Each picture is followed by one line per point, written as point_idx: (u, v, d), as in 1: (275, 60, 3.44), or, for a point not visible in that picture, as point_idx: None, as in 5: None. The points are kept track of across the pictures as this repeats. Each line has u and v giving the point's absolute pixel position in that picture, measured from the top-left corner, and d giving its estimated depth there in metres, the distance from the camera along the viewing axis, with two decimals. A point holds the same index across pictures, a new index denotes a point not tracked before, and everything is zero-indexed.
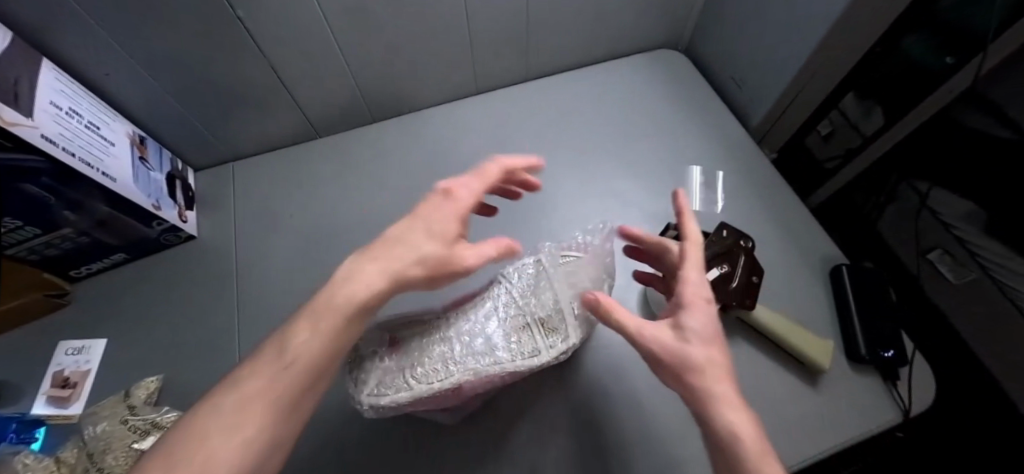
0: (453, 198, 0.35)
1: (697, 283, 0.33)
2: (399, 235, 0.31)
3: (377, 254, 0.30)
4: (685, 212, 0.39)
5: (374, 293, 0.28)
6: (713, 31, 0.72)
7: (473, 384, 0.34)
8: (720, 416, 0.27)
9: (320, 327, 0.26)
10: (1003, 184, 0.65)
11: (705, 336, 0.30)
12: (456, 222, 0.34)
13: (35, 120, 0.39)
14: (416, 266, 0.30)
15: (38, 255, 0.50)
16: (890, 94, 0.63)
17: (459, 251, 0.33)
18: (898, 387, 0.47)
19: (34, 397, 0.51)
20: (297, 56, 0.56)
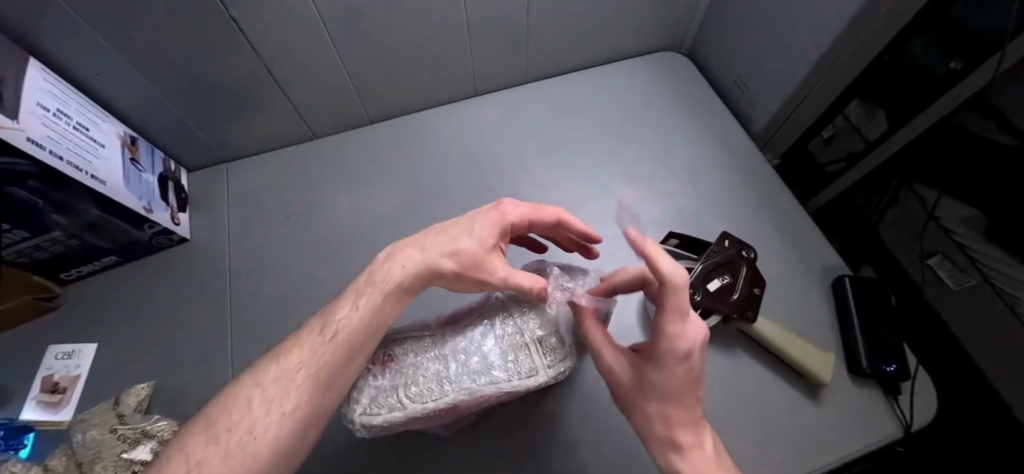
0: (501, 210, 0.38)
1: (670, 342, 0.29)
2: (442, 229, 0.36)
3: (420, 242, 0.35)
4: (653, 253, 0.30)
5: (408, 272, 0.33)
6: (717, 34, 0.71)
7: (467, 403, 0.33)
8: (671, 459, 0.31)
9: (360, 304, 0.31)
10: (1004, 185, 0.64)
11: (667, 394, 0.30)
12: (496, 230, 0.36)
13: (20, 123, 0.38)
14: (449, 259, 0.33)
15: (28, 258, 0.48)
16: (891, 98, 0.62)
17: (493, 257, 0.34)
18: (899, 400, 0.47)
19: (23, 402, 0.50)
20: (292, 56, 0.55)
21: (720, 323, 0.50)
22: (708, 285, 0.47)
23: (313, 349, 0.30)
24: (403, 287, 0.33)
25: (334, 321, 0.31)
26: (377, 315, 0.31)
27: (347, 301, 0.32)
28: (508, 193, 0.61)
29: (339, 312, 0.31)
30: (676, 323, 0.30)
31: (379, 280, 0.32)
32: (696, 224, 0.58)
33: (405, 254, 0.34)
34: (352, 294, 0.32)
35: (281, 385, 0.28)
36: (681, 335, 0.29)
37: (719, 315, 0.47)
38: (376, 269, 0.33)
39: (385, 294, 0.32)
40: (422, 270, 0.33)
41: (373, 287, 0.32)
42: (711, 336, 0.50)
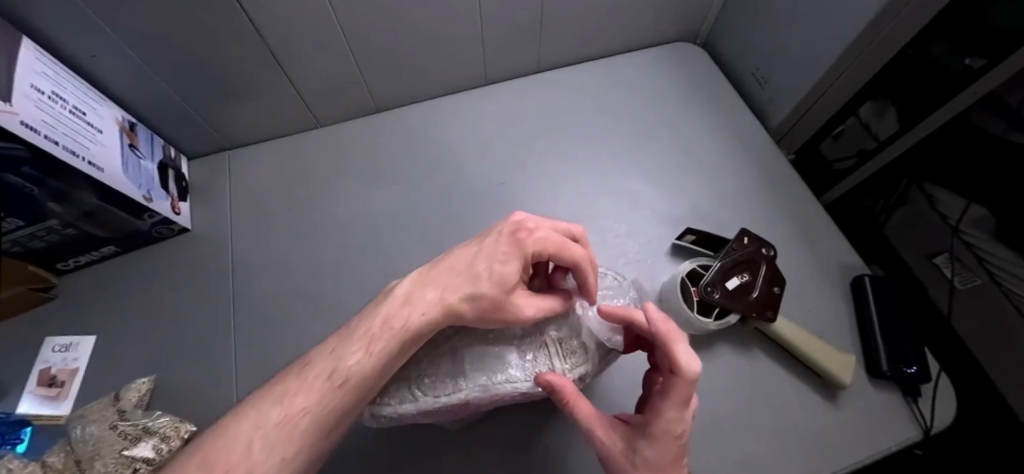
0: (524, 236, 0.35)
1: (669, 425, 0.30)
2: (461, 267, 0.34)
3: (435, 277, 0.34)
4: (676, 339, 0.30)
5: (427, 319, 0.31)
6: (734, 24, 0.68)
7: (478, 401, 0.32)
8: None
9: (373, 350, 0.30)
10: (1005, 185, 0.63)
11: (655, 470, 0.30)
12: (516, 265, 0.34)
13: (13, 105, 0.36)
14: (467, 303, 0.32)
15: (22, 247, 0.47)
16: (903, 95, 0.60)
17: (516, 299, 0.33)
18: (919, 404, 0.46)
19: (19, 396, 0.48)
20: (296, 39, 0.52)
21: (736, 322, 0.49)
22: (726, 283, 0.46)
23: (319, 396, 0.29)
24: (420, 335, 0.31)
25: (344, 365, 0.29)
26: (392, 359, 0.30)
27: (360, 343, 0.30)
28: (518, 187, 0.60)
29: (350, 355, 0.30)
30: (676, 408, 0.30)
31: (397, 326, 0.31)
32: (712, 221, 0.57)
33: (422, 298, 0.32)
34: (365, 337, 0.31)
35: (280, 432, 0.27)
36: (679, 418, 0.30)
37: (736, 315, 0.46)
38: (393, 315, 0.31)
39: (401, 342, 0.31)
40: (441, 314, 0.32)
41: (391, 333, 0.31)
42: (728, 335, 0.49)
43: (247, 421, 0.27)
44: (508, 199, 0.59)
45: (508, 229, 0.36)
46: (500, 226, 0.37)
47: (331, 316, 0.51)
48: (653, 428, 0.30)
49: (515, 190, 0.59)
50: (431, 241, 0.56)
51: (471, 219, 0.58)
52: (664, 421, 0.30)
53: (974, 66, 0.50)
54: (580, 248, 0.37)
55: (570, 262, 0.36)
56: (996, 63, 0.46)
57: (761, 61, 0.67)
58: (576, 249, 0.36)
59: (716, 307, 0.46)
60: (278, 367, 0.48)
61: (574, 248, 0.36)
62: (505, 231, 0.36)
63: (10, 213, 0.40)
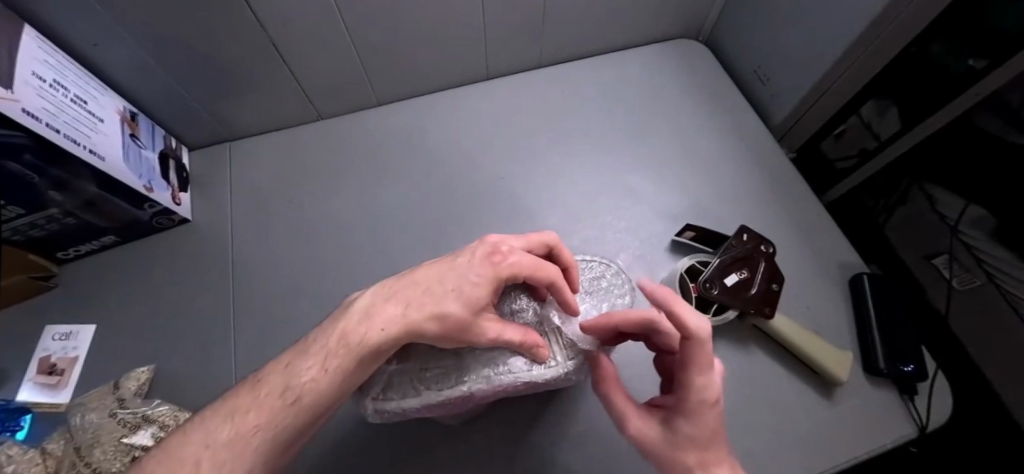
0: (498, 260, 0.34)
1: (701, 394, 0.30)
2: (425, 285, 0.33)
3: (399, 293, 0.33)
4: (677, 305, 0.29)
5: (386, 335, 0.30)
6: (738, 21, 0.68)
7: (481, 394, 0.32)
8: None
9: (328, 367, 0.29)
10: (1005, 183, 0.64)
11: (701, 441, 0.30)
12: (488, 288, 0.33)
13: (15, 92, 0.36)
14: (432, 322, 0.31)
15: (24, 236, 0.47)
16: (906, 94, 0.59)
17: (481, 320, 0.32)
18: (915, 401, 0.46)
19: (19, 383, 0.49)
20: (298, 33, 0.52)
21: (735, 318, 0.49)
22: (725, 279, 0.46)
23: (270, 414, 0.28)
24: (377, 352, 0.30)
25: (297, 383, 0.29)
26: (348, 376, 0.29)
27: (315, 359, 0.30)
28: (519, 184, 0.60)
29: (303, 372, 0.29)
30: (702, 375, 0.30)
31: (353, 342, 0.30)
32: (712, 218, 0.57)
33: (382, 313, 0.31)
34: (320, 353, 0.30)
35: (232, 446, 0.27)
36: (708, 384, 0.30)
37: (735, 311, 0.46)
38: (350, 330, 0.30)
39: (357, 358, 0.30)
40: (402, 333, 0.30)
41: (347, 349, 0.30)
42: (726, 332, 0.49)
43: (223, 427, 0.28)
44: (508, 194, 0.59)
45: (484, 248, 0.35)
46: (476, 247, 0.36)
47: (330, 309, 0.51)
48: (684, 399, 0.31)
49: (516, 186, 0.59)
50: (430, 236, 0.56)
51: (471, 214, 0.58)
52: (695, 391, 0.30)
53: (976, 67, 0.50)
54: (556, 268, 0.36)
55: (546, 281, 0.35)
56: (998, 65, 0.47)
57: (763, 58, 0.66)
58: (551, 268, 0.35)
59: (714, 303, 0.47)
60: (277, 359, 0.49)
61: (548, 268, 0.35)
62: (480, 249, 0.35)
63: (10, 200, 0.40)
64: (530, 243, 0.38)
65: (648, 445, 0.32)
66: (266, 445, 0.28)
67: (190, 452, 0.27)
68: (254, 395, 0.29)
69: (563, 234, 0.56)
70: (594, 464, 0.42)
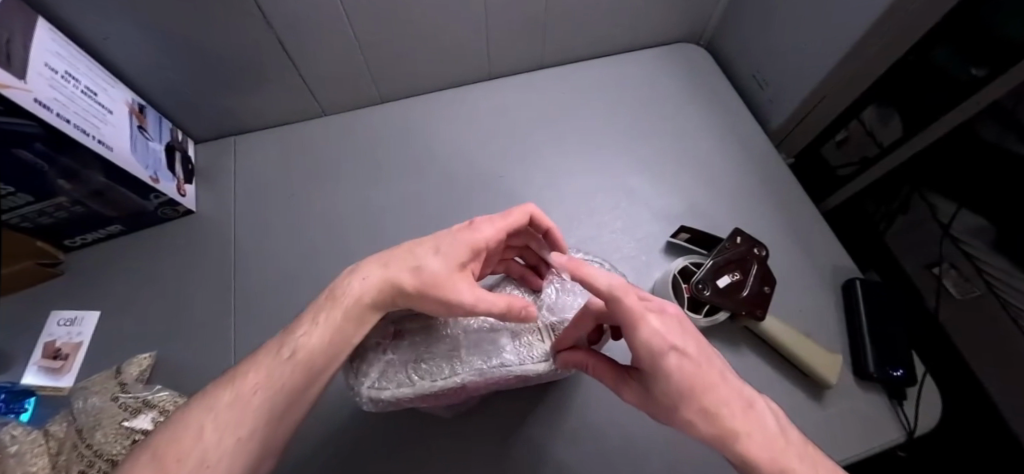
0: (473, 228, 0.37)
1: (649, 351, 0.28)
2: (406, 249, 0.36)
3: (387, 259, 0.35)
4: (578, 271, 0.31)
5: (368, 287, 0.33)
6: (739, 26, 0.69)
7: (475, 384, 0.33)
8: (743, 450, 0.26)
9: (318, 320, 0.32)
10: (1004, 191, 0.66)
11: (683, 394, 0.27)
12: (466, 249, 0.35)
13: (29, 83, 0.38)
14: (409, 276, 0.33)
15: (32, 223, 0.49)
16: (907, 101, 0.60)
17: (456, 278, 0.33)
18: (904, 407, 0.46)
19: (24, 367, 0.50)
20: (305, 31, 0.54)
21: (727, 320, 0.50)
22: (717, 281, 0.47)
23: (269, 370, 0.30)
24: (360, 306, 0.32)
25: (292, 340, 0.31)
26: (336, 331, 0.32)
27: (308, 319, 0.32)
28: (517, 182, 0.60)
29: (297, 331, 0.32)
30: (636, 334, 0.28)
31: (345, 300, 0.32)
32: (708, 221, 0.57)
33: (366, 274, 0.34)
34: (313, 311, 0.33)
35: (234, 408, 0.28)
36: (648, 341, 0.27)
37: (726, 312, 0.47)
38: (336, 286, 0.33)
39: (347, 310, 0.32)
40: (384, 287, 0.33)
41: (334, 302, 0.32)
42: (718, 333, 0.50)
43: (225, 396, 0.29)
44: (506, 192, 0.60)
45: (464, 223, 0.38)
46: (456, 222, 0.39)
47: None
48: (642, 361, 0.28)
49: (514, 184, 0.60)
50: (428, 231, 0.57)
51: (470, 210, 0.58)
52: (642, 351, 0.28)
53: (977, 75, 0.50)
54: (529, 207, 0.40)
55: (524, 217, 0.39)
56: (1001, 73, 0.46)
57: (763, 63, 0.67)
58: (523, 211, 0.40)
59: (706, 304, 0.47)
60: None
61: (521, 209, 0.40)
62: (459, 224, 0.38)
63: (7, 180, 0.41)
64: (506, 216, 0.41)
65: (644, 406, 0.32)
66: (257, 423, 0.28)
67: (193, 427, 0.27)
68: (252, 362, 0.31)
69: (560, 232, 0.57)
70: (583, 460, 0.42)
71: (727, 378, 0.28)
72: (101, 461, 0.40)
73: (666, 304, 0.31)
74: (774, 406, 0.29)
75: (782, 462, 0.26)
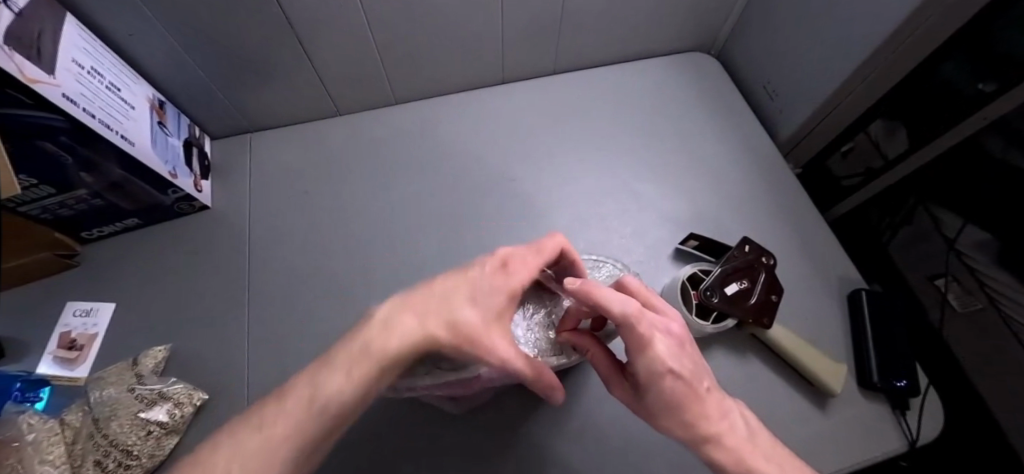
0: (508, 273, 0.36)
1: (650, 372, 0.31)
2: (442, 294, 0.33)
3: (421, 304, 0.33)
4: (592, 289, 0.33)
5: (407, 342, 0.30)
6: (751, 37, 0.69)
7: (492, 377, 0.35)
8: (714, 453, 0.32)
9: (353, 375, 0.29)
10: (1003, 207, 0.67)
11: (671, 407, 0.32)
12: (501, 295, 0.34)
13: (57, 78, 0.39)
14: (449, 328, 0.31)
15: (51, 214, 0.50)
16: (913, 114, 0.61)
17: (496, 331, 0.33)
18: (906, 417, 0.47)
19: (40, 356, 0.51)
20: (323, 32, 0.54)
21: (734, 327, 0.51)
22: (726, 288, 0.47)
23: (297, 426, 0.28)
24: (400, 360, 0.30)
25: (322, 392, 0.28)
26: (372, 384, 0.29)
27: (339, 371, 0.29)
28: (529, 185, 0.61)
29: (328, 384, 0.29)
30: (642, 355, 0.32)
31: (376, 350, 0.30)
32: (717, 228, 0.58)
33: (405, 322, 0.31)
34: (344, 362, 0.29)
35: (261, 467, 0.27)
36: (651, 364, 0.31)
37: (734, 319, 0.47)
38: (373, 339, 0.30)
39: (380, 368, 0.29)
40: (422, 340, 0.31)
41: (369, 357, 0.29)
42: (725, 339, 0.50)
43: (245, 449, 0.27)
44: (519, 195, 0.60)
45: (495, 264, 0.36)
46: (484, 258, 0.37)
47: (344, 300, 0.53)
48: (641, 375, 0.32)
49: (526, 187, 0.61)
50: (440, 231, 0.58)
51: (481, 212, 0.59)
52: (645, 371, 0.32)
53: (985, 91, 0.51)
54: (560, 240, 0.40)
55: (554, 253, 0.39)
56: (1008, 90, 0.47)
57: (773, 74, 0.68)
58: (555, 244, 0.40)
59: (714, 310, 0.48)
60: (288, 342, 0.50)
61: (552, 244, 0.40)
62: (492, 266, 0.36)
63: (35, 170, 0.43)
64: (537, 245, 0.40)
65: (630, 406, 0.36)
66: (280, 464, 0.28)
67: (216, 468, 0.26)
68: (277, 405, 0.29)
69: (570, 236, 0.57)
70: (590, 461, 0.43)
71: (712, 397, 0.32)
72: (116, 451, 0.42)
73: (674, 327, 0.34)
74: (750, 416, 0.34)
75: (748, 460, 0.31)
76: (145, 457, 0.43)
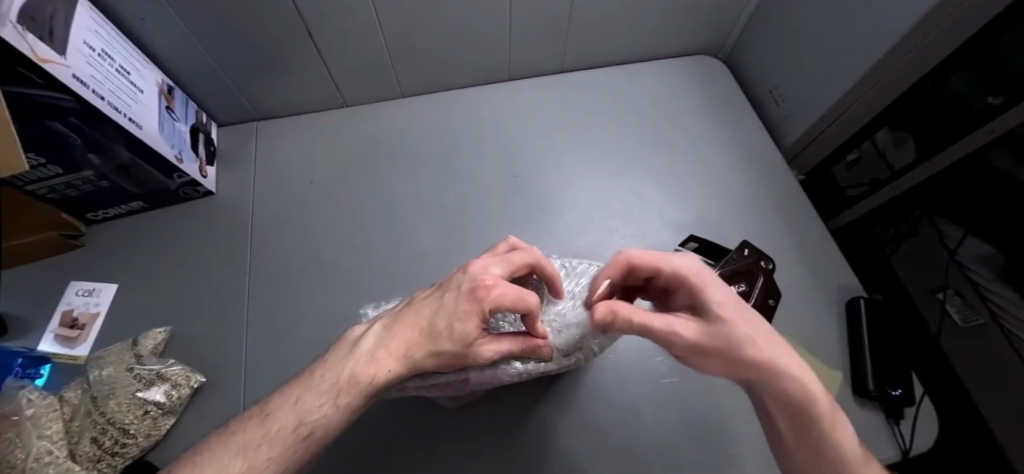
0: (479, 293, 0.34)
1: (689, 267, 0.35)
2: (422, 323, 0.34)
3: (403, 322, 0.35)
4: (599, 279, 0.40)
5: (391, 376, 0.33)
6: (757, 42, 0.69)
7: (480, 379, 0.37)
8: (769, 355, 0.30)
9: (341, 404, 0.32)
10: (1006, 211, 0.68)
11: (725, 300, 0.33)
12: (478, 320, 0.33)
13: (67, 58, 0.39)
14: (430, 359, 0.33)
15: (57, 194, 0.51)
16: (918, 126, 0.61)
17: (475, 350, 0.33)
18: (901, 426, 0.46)
19: (41, 335, 0.51)
20: (333, 25, 0.55)
21: None
22: None
23: (284, 448, 0.30)
24: (383, 388, 0.33)
25: (310, 418, 0.31)
26: (358, 410, 0.33)
27: (327, 395, 0.32)
28: (531, 182, 0.61)
29: (316, 409, 0.32)
30: (673, 260, 0.36)
31: (363, 382, 0.32)
32: (717, 231, 0.58)
33: (387, 355, 0.33)
34: (331, 391, 0.32)
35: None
36: (687, 262, 0.35)
37: None
38: (359, 371, 0.33)
39: (366, 396, 0.33)
40: (405, 371, 0.33)
41: (357, 388, 0.32)
42: None
43: (238, 461, 0.30)
44: (521, 192, 0.61)
45: (466, 287, 0.34)
46: (461, 279, 0.35)
47: (342, 291, 0.53)
48: (686, 277, 0.34)
49: (529, 185, 0.61)
50: (440, 226, 0.58)
51: (480, 209, 0.59)
52: (688, 270, 0.35)
53: (993, 103, 0.51)
54: (537, 297, 0.35)
55: (526, 313, 0.34)
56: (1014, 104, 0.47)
57: (778, 79, 0.67)
58: (533, 299, 0.35)
59: None
60: (286, 330, 0.51)
61: (531, 299, 0.35)
62: (462, 288, 0.34)
63: (44, 149, 0.43)
64: (512, 268, 0.37)
65: (690, 332, 0.31)
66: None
67: None
68: (263, 429, 0.31)
69: (570, 235, 0.57)
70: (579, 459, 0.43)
71: (794, 377, 0.30)
72: (114, 429, 0.42)
73: (726, 307, 0.32)
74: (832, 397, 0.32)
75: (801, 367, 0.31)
76: (141, 436, 0.43)
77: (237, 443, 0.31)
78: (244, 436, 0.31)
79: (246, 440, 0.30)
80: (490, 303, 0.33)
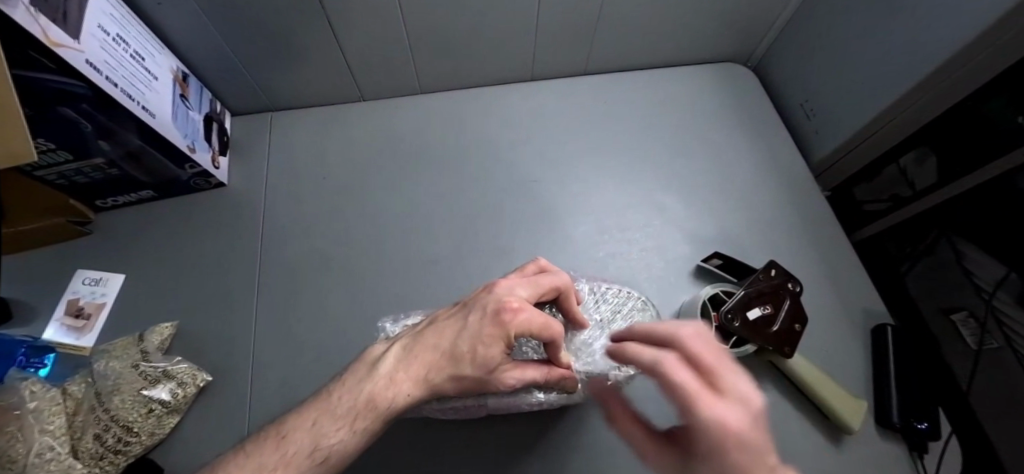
0: (505, 322, 0.32)
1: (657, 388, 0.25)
2: (443, 345, 0.33)
3: (421, 342, 0.34)
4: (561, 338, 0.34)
5: (411, 399, 0.32)
6: (789, 53, 0.67)
7: (497, 405, 0.37)
8: None
9: (358, 429, 0.30)
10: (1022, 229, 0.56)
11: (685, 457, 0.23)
12: (502, 346, 0.32)
13: (80, 43, 0.38)
14: (451, 382, 0.32)
15: (67, 180, 0.50)
16: (945, 141, 0.54)
17: (497, 378, 0.32)
18: (924, 461, 0.44)
19: (46, 323, 0.50)
20: (354, 17, 0.53)
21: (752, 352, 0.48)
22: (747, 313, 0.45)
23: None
24: (401, 412, 0.32)
25: (327, 443, 0.30)
26: (373, 435, 0.31)
27: (344, 419, 0.31)
28: (551, 190, 0.59)
29: (333, 432, 0.30)
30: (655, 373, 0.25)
31: (382, 406, 0.31)
32: (741, 247, 0.56)
33: (407, 378, 0.32)
34: (349, 414, 0.31)
35: None
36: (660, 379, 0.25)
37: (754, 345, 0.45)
38: (378, 394, 0.31)
39: (382, 421, 0.31)
40: (426, 395, 0.32)
41: (375, 412, 0.31)
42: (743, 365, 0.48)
43: None
44: (540, 199, 0.59)
45: (490, 313, 0.33)
46: (485, 300, 0.34)
47: (352, 293, 0.52)
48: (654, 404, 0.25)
49: (547, 191, 0.59)
50: (455, 229, 0.56)
51: (496, 213, 0.57)
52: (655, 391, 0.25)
53: None
54: (562, 324, 0.34)
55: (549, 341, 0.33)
56: None
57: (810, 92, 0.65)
58: (557, 326, 0.34)
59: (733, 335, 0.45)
60: (294, 331, 0.49)
61: (557, 326, 0.34)
62: (488, 314, 0.33)
63: (52, 135, 0.42)
64: (538, 289, 0.36)
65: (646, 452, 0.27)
66: None
67: None
68: (278, 453, 0.29)
69: (588, 245, 0.55)
70: None
71: None
72: (117, 427, 0.41)
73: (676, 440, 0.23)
74: None
75: None
76: (145, 435, 0.42)
77: (250, 465, 0.29)
78: (257, 459, 0.29)
79: (261, 464, 0.29)
80: (509, 336, 0.32)
